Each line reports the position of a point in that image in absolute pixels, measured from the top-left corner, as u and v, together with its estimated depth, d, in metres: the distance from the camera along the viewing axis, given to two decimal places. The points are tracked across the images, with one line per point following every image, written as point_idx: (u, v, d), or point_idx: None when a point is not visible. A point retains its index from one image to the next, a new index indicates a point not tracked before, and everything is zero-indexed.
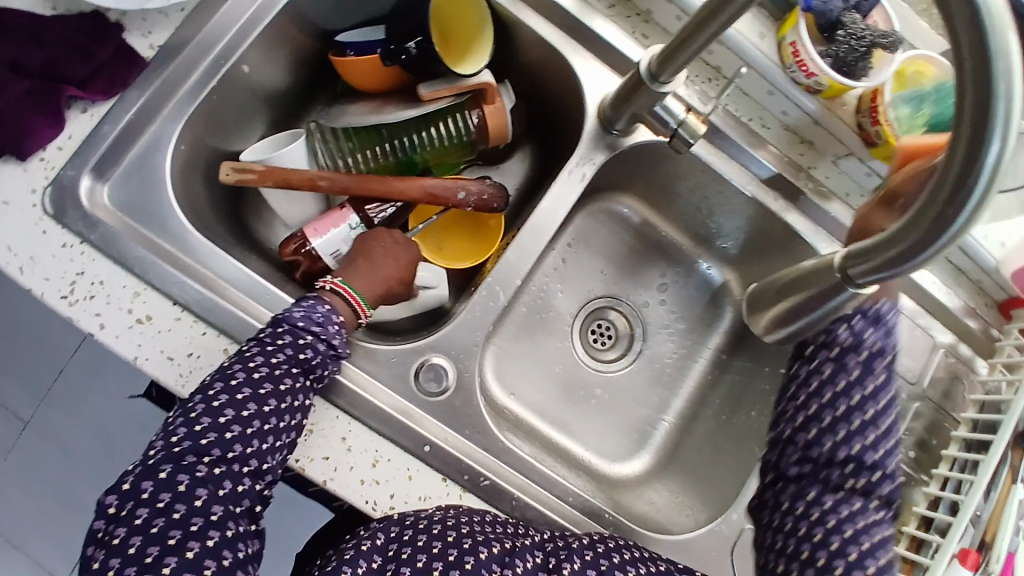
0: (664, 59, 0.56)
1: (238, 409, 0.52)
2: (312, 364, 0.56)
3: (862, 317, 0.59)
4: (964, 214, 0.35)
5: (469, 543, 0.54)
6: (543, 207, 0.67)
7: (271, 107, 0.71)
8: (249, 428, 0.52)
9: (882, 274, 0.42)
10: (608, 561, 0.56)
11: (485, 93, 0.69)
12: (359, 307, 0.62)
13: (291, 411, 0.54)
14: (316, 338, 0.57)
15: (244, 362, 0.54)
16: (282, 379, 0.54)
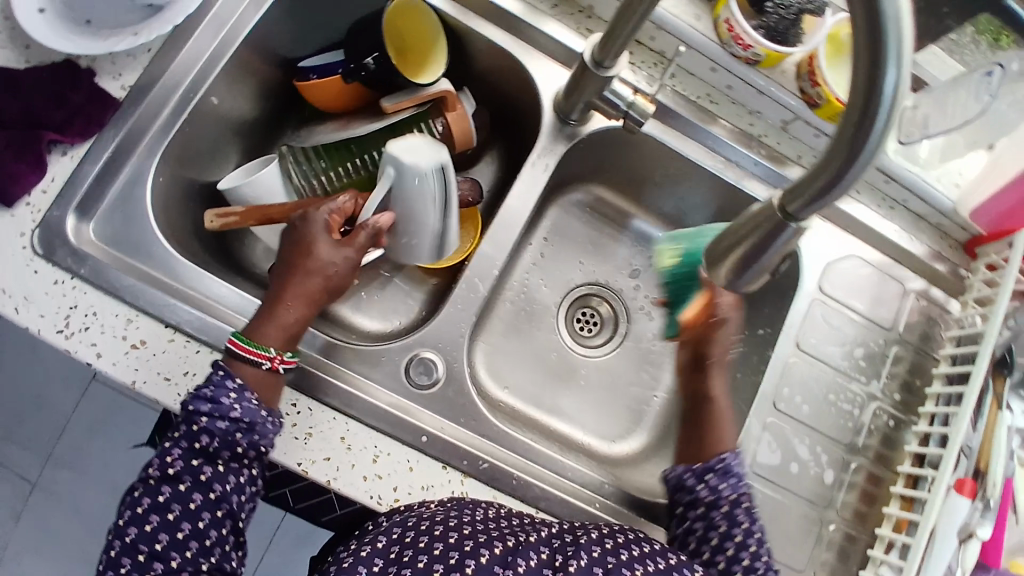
0: (605, 45, 0.59)
1: (157, 516, 0.51)
2: (212, 449, 0.53)
3: (712, 473, 0.61)
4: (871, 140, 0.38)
5: (469, 545, 0.53)
6: (511, 200, 0.70)
7: (242, 135, 0.75)
8: (172, 534, 0.51)
9: (806, 205, 0.44)
10: (615, 558, 0.52)
11: (446, 101, 0.72)
12: (258, 359, 0.56)
13: (204, 508, 0.52)
14: (209, 418, 0.53)
15: (151, 467, 0.53)
16: (186, 477, 0.52)
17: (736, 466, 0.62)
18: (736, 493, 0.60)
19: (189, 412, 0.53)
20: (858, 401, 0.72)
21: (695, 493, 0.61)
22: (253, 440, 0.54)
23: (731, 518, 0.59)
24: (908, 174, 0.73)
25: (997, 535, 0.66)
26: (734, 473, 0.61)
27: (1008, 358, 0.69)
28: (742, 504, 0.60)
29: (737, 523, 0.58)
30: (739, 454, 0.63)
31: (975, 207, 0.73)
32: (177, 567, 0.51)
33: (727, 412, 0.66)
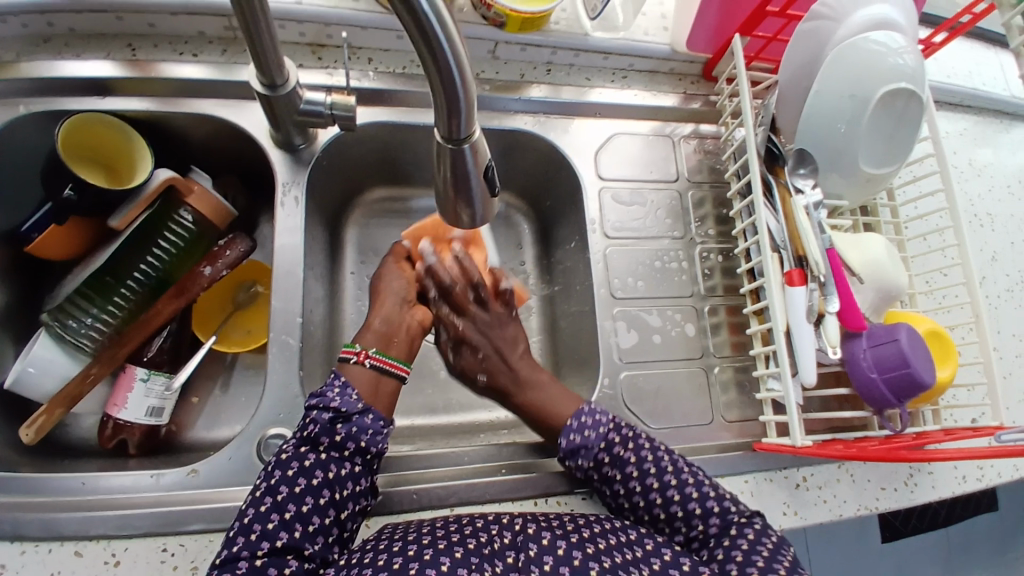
0: (261, 67, 0.57)
1: (269, 498, 0.53)
2: (316, 436, 0.57)
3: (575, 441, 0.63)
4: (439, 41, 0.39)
5: (415, 565, 0.50)
6: (279, 248, 0.68)
7: (6, 325, 0.70)
8: (279, 515, 0.53)
9: (453, 123, 0.44)
10: (581, 552, 0.54)
11: (178, 186, 0.69)
12: (348, 355, 0.62)
13: (308, 493, 0.54)
14: (317, 409, 0.58)
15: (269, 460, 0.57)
16: (294, 462, 0.55)
17: (583, 432, 0.63)
18: (605, 440, 0.63)
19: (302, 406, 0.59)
20: (682, 254, 0.76)
21: (581, 468, 0.63)
22: (353, 430, 0.57)
23: (623, 461, 0.62)
24: (613, 42, 0.76)
25: (848, 303, 0.66)
26: (593, 422, 0.64)
27: (773, 149, 0.74)
28: (607, 460, 0.62)
29: (628, 461, 0.62)
30: (585, 410, 0.65)
31: (686, 38, 0.77)
32: (284, 544, 0.51)
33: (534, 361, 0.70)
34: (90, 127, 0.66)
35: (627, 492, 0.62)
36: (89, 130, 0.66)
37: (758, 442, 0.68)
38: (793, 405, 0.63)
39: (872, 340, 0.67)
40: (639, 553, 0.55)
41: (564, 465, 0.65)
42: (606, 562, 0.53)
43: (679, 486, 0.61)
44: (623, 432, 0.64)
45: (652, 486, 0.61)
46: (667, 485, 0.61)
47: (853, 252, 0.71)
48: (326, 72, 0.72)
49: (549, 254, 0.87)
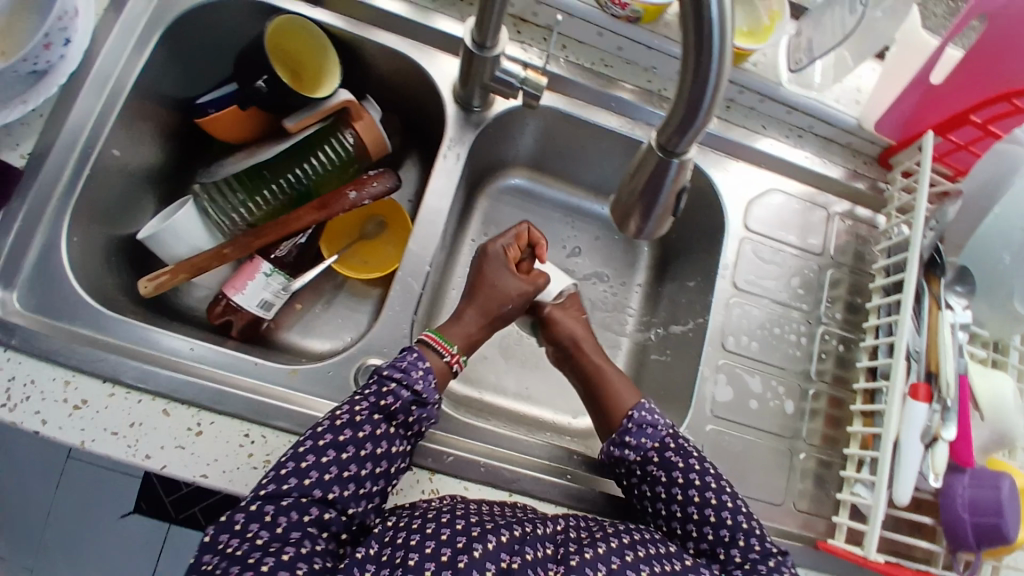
0: (482, 28, 0.59)
1: (333, 451, 0.54)
2: (394, 410, 0.57)
3: (629, 434, 0.64)
4: (713, 65, 0.39)
5: (464, 538, 0.52)
6: (430, 194, 0.71)
7: (153, 181, 0.74)
8: (337, 471, 0.54)
9: (680, 139, 0.45)
10: (620, 558, 0.55)
11: (351, 110, 0.72)
12: (444, 351, 0.63)
13: (368, 460, 0.55)
14: (399, 384, 0.58)
15: (337, 411, 0.57)
16: (366, 427, 0.56)
17: (647, 426, 0.64)
18: (659, 442, 0.64)
19: (384, 374, 0.59)
20: (802, 329, 0.74)
21: (626, 461, 0.63)
22: (424, 416, 0.59)
23: (670, 465, 0.62)
24: (804, 100, 0.75)
25: (963, 435, 0.64)
26: (652, 422, 0.64)
27: (937, 258, 0.70)
28: (655, 459, 0.62)
29: (674, 466, 0.62)
30: (643, 405, 0.66)
31: (877, 118, 0.75)
32: (332, 499, 0.53)
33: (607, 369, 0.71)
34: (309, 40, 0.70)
35: (653, 481, 0.62)
36: (304, 43, 0.70)
37: (822, 541, 0.66)
38: (878, 517, 0.61)
39: (974, 480, 0.65)
40: (676, 566, 0.57)
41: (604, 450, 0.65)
42: (643, 572, 0.55)
43: (700, 488, 0.61)
44: (680, 441, 0.64)
45: (675, 480, 0.61)
46: (694, 481, 0.61)
47: (983, 383, 0.68)
48: (521, 47, 0.73)
49: (661, 283, 0.86)
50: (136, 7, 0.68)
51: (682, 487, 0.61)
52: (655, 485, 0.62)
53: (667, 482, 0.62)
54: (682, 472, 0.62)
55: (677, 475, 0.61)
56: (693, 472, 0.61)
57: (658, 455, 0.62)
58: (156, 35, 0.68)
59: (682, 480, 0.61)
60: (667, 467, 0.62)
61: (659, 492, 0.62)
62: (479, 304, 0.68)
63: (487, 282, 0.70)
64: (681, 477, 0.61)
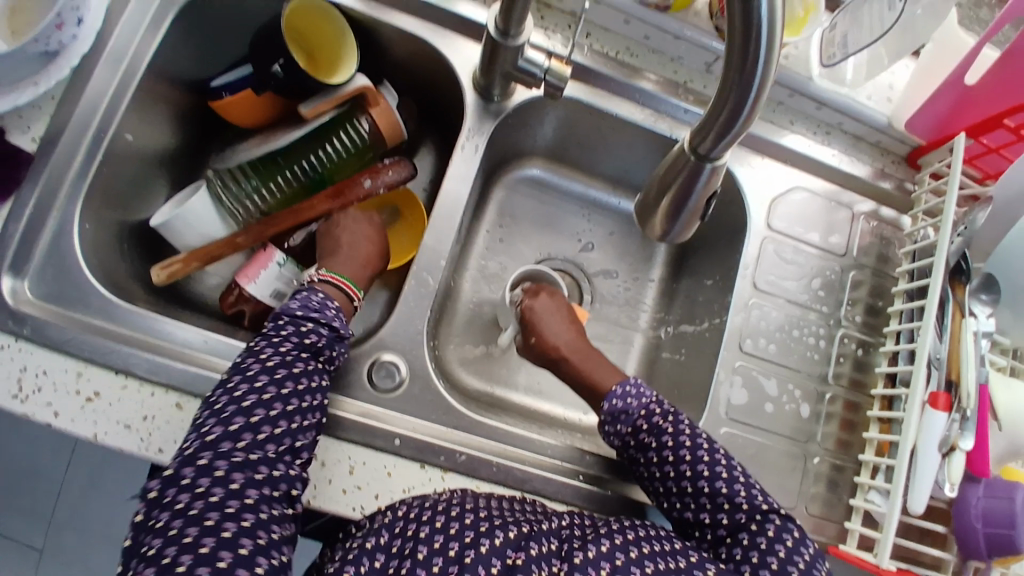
0: (507, 15, 0.57)
1: (257, 395, 0.52)
2: (319, 346, 0.58)
3: (614, 413, 0.64)
4: (757, 68, 0.37)
5: (485, 525, 0.53)
6: (447, 185, 0.69)
7: (166, 165, 0.73)
8: (268, 409, 0.52)
9: (716, 142, 0.43)
10: (625, 555, 0.53)
11: (367, 96, 0.70)
12: (346, 286, 0.66)
13: (299, 394, 0.54)
14: (318, 323, 0.59)
15: (249, 360, 0.55)
16: (294, 364, 0.55)
17: (626, 399, 0.64)
18: (645, 409, 0.64)
19: (298, 314, 0.59)
20: (821, 332, 0.73)
21: (619, 435, 0.63)
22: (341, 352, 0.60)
23: (661, 430, 0.62)
24: (834, 95, 0.73)
25: (981, 446, 0.63)
26: (624, 407, 0.64)
27: (962, 264, 0.69)
28: (643, 428, 0.63)
29: (664, 431, 0.62)
30: (618, 392, 0.64)
31: (908, 117, 0.73)
32: (269, 441, 0.51)
33: (582, 354, 0.69)
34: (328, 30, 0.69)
35: (656, 460, 0.62)
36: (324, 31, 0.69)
37: (832, 545, 0.66)
38: (892, 524, 0.61)
39: (989, 490, 0.64)
40: (683, 563, 0.54)
41: (601, 428, 0.65)
42: (649, 568, 0.53)
43: (690, 450, 0.61)
44: (665, 406, 0.64)
45: (692, 462, 0.61)
46: (706, 464, 0.61)
47: (1003, 395, 0.67)
48: (544, 33, 0.70)
49: (677, 279, 0.84)
50: None
51: (702, 466, 0.61)
52: (658, 460, 0.62)
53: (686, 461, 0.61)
54: (693, 450, 0.61)
55: (698, 454, 0.61)
56: (703, 449, 0.61)
57: (669, 428, 0.62)
58: (171, 15, 0.66)
59: (705, 458, 0.61)
60: (676, 442, 0.62)
61: (669, 470, 0.61)
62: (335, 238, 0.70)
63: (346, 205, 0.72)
64: (703, 455, 0.61)
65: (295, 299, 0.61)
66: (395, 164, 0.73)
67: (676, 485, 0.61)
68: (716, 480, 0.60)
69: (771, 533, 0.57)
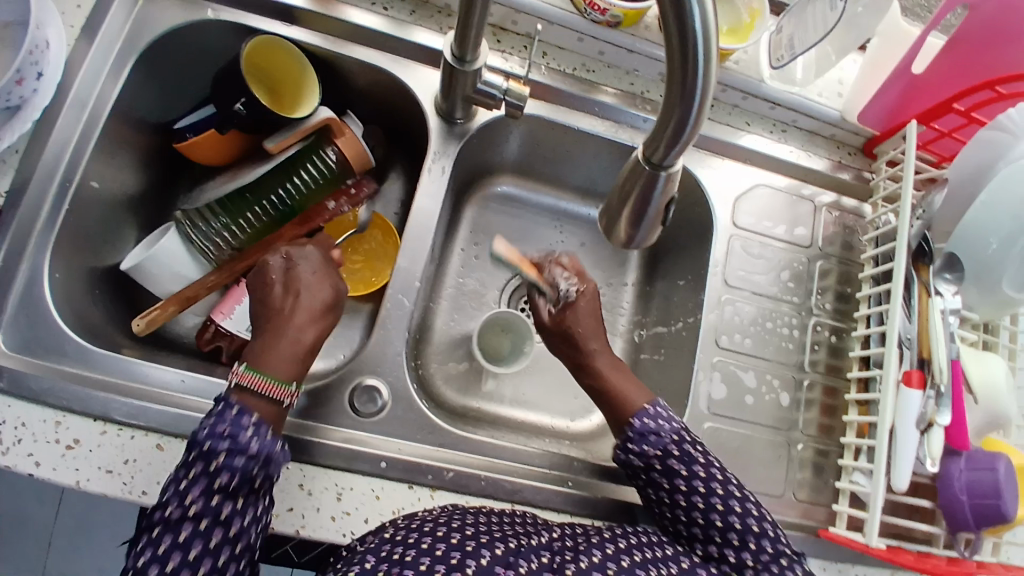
0: (461, 41, 0.58)
1: (179, 555, 0.47)
2: (232, 487, 0.49)
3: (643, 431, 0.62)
4: (699, 80, 0.39)
5: (471, 544, 0.51)
6: (417, 209, 0.70)
7: (135, 209, 0.73)
8: (202, 546, 0.48)
9: (668, 151, 0.44)
10: (616, 564, 0.52)
11: (332, 127, 0.71)
12: (275, 394, 0.54)
13: (223, 545, 0.49)
14: (227, 456, 0.50)
15: (167, 506, 0.48)
16: (206, 519, 0.48)
17: (657, 421, 0.62)
18: (663, 448, 0.61)
19: (205, 450, 0.49)
20: (793, 322, 0.75)
21: (646, 456, 0.61)
22: (269, 473, 0.52)
23: (690, 459, 0.61)
24: (788, 95, 0.75)
25: (958, 420, 0.65)
26: (655, 429, 0.62)
27: (925, 246, 0.70)
28: (674, 454, 0.60)
29: (695, 460, 0.60)
30: (650, 412, 0.63)
31: (860, 109, 0.75)
32: None
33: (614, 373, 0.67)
34: (290, 70, 0.70)
35: (678, 487, 0.60)
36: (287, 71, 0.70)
37: (823, 529, 0.67)
38: (877, 504, 0.62)
39: (970, 463, 0.66)
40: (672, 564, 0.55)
41: (621, 446, 0.63)
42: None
43: (703, 480, 0.60)
44: (691, 435, 0.62)
45: (707, 492, 0.59)
46: (722, 494, 0.59)
47: (975, 368, 0.69)
48: (502, 56, 0.72)
49: (651, 281, 0.86)
50: (107, 33, 0.67)
51: (716, 499, 0.59)
52: (680, 485, 0.60)
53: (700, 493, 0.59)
54: (708, 481, 0.60)
55: (716, 484, 0.59)
56: (720, 482, 0.60)
57: (699, 454, 0.61)
58: (129, 61, 0.67)
59: (721, 487, 0.59)
60: (698, 475, 0.60)
61: (680, 498, 0.60)
62: (281, 316, 0.60)
63: (296, 276, 0.63)
64: (720, 487, 0.60)
65: (203, 427, 0.50)
66: (360, 185, 0.76)
67: (687, 514, 0.59)
68: (730, 511, 0.58)
69: (768, 551, 0.57)
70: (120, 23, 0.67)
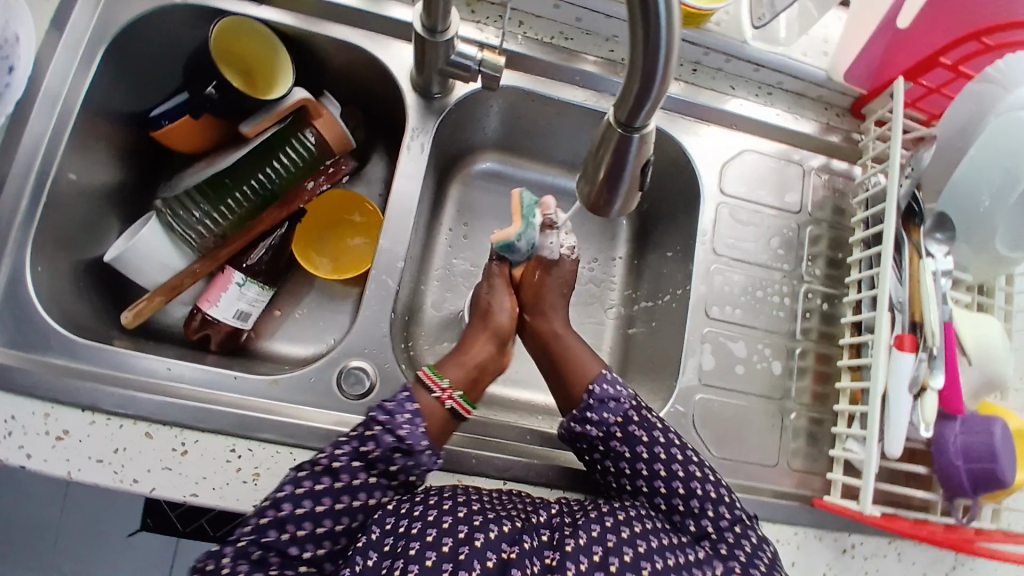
0: (430, 11, 0.57)
1: (309, 503, 0.51)
2: (373, 458, 0.54)
3: (592, 410, 0.61)
4: (662, 30, 0.37)
5: (478, 519, 0.52)
6: (399, 186, 0.69)
7: (115, 200, 0.73)
8: (328, 510, 0.52)
9: (638, 112, 0.43)
10: (616, 536, 0.53)
11: (309, 108, 0.71)
12: (434, 390, 0.60)
13: (345, 512, 0.52)
14: (382, 428, 0.55)
15: (317, 457, 0.54)
16: (343, 477, 0.53)
17: (615, 387, 0.63)
18: (623, 415, 0.61)
19: (371, 415, 0.56)
20: (785, 290, 0.74)
21: (588, 436, 0.61)
22: (409, 464, 0.55)
23: (635, 439, 0.60)
24: (770, 56, 0.73)
25: (952, 381, 0.64)
26: (614, 394, 0.62)
27: (914, 205, 0.69)
28: (633, 420, 0.61)
29: (638, 440, 0.60)
30: (607, 377, 0.64)
31: (846, 68, 0.73)
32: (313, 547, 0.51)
33: (578, 348, 0.67)
34: (264, 65, 0.70)
35: (624, 457, 0.60)
36: (262, 65, 0.70)
37: (818, 498, 0.66)
38: (870, 471, 0.61)
39: (965, 426, 0.65)
40: (661, 542, 0.54)
41: (570, 420, 0.62)
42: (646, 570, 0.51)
43: (647, 461, 0.59)
44: (642, 412, 0.62)
45: (674, 483, 0.58)
46: (683, 485, 0.58)
47: (970, 330, 0.68)
48: (477, 27, 0.71)
49: (641, 254, 0.84)
50: (76, 21, 0.65)
51: (680, 482, 0.58)
52: (628, 467, 0.59)
53: (657, 476, 0.58)
54: (665, 462, 0.59)
55: (674, 456, 0.59)
56: (690, 465, 0.59)
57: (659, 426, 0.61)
58: (100, 49, 0.66)
59: (680, 470, 0.58)
60: (667, 464, 0.59)
61: (634, 470, 0.59)
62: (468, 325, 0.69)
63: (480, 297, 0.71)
64: (678, 465, 0.59)
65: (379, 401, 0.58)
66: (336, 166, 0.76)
67: (647, 501, 0.59)
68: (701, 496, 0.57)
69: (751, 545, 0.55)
70: (86, 9, 0.66)
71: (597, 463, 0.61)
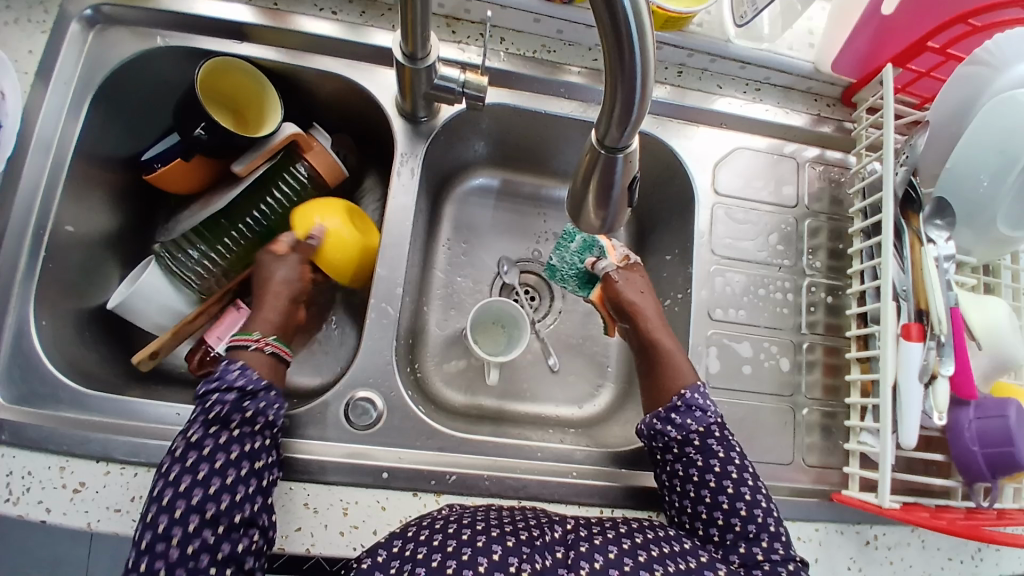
0: (409, 40, 0.57)
1: (189, 477, 0.51)
2: (226, 414, 0.54)
3: (676, 411, 0.62)
4: (636, 58, 0.37)
5: (483, 538, 0.51)
6: (391, 213, 0.69)
7: (114, 246, 0.73)
8: (220, 479, 0.52)
9: (621, 134, 0.43)
10: (633, 560, 0.52)
11: (300, 142, 0.71)
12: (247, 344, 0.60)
13: (229, 467, 0.52)
14: (218, 390, 0.55)
15: (183, 436, 0.53)
16: (209, 443, 0.53)
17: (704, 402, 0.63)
18: (705, 427, 0.62)
19: (201, 393, 0.56)
20: (787, 286, 0.73)
21: (667, 436, 0.62)
22: (263, 405, 0.56)
23: (710, 452, 0.61)
24: (755, 53, 0.73)
25: (963, 369, 0.63)
26: (702, 406, 0.62)
27: (911, 193, 0.68)
28: (715, 434, 0.61)
29: (714, 453, 0.61)
30: (701, 389, 0.64)
31: (833, 60, 0.73)
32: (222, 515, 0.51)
33: (678, 353, 0.67)
34: (255, 102, 0.70)
35: (697, 465, 0.61)
36: (252, 101, 0.71)
37: (836, 493, 0.66)
38: (887, 464, 0.60)
39: (979, 411, 0.64)
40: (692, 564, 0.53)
41: (644, 427, 0.64)
42: None
43: (718, 475, 0.60)
44: (723, 431, 0.62)
45: (736, 504, 0.59)
46: (744, 509, 0.59)
47: (976, 313, 0.67)
48: (459, 47, 0.71)
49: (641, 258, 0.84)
50: (61, 72, 0.66)
51: (744, 504, 0.59)
52: (698, 478, 0.60)
53: (728, 493, 0.59)
54: (734, 484, 0.59)
55: (745, 480, 0.60)
56: (759, 497, 0.59)
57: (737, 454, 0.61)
58: (87, 98, 0.67)
59: (748, 496, 0.59)
60: (737, 485, 0.60)
61: (702, 479, 0.60)
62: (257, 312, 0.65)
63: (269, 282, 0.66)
64: (748, 495, 0.59)
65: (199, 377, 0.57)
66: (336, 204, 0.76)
67: (708, 512, 0.60)
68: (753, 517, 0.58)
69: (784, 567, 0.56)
70: (70, 60, 0.66)
71: (665, 465, 0.63)
